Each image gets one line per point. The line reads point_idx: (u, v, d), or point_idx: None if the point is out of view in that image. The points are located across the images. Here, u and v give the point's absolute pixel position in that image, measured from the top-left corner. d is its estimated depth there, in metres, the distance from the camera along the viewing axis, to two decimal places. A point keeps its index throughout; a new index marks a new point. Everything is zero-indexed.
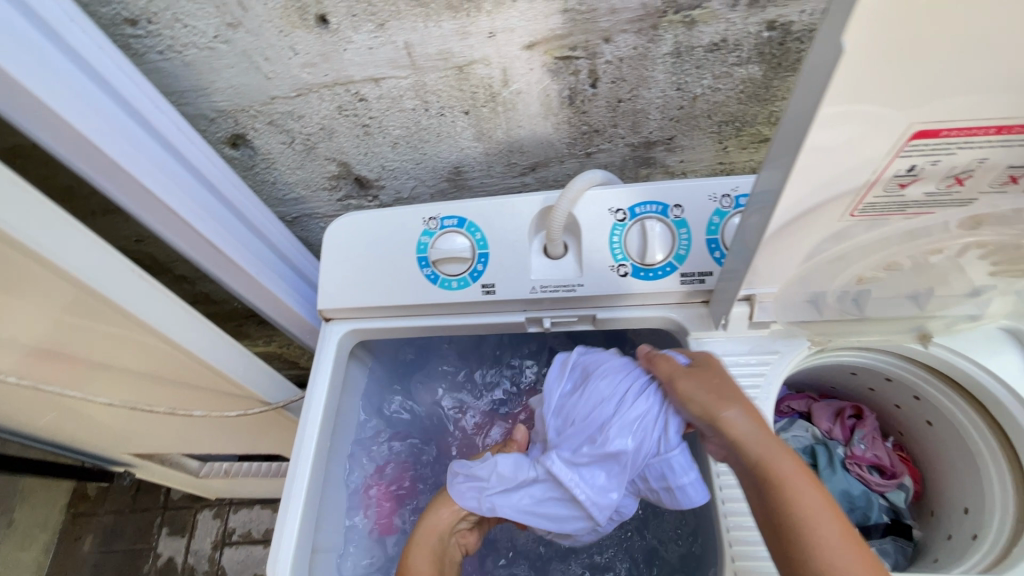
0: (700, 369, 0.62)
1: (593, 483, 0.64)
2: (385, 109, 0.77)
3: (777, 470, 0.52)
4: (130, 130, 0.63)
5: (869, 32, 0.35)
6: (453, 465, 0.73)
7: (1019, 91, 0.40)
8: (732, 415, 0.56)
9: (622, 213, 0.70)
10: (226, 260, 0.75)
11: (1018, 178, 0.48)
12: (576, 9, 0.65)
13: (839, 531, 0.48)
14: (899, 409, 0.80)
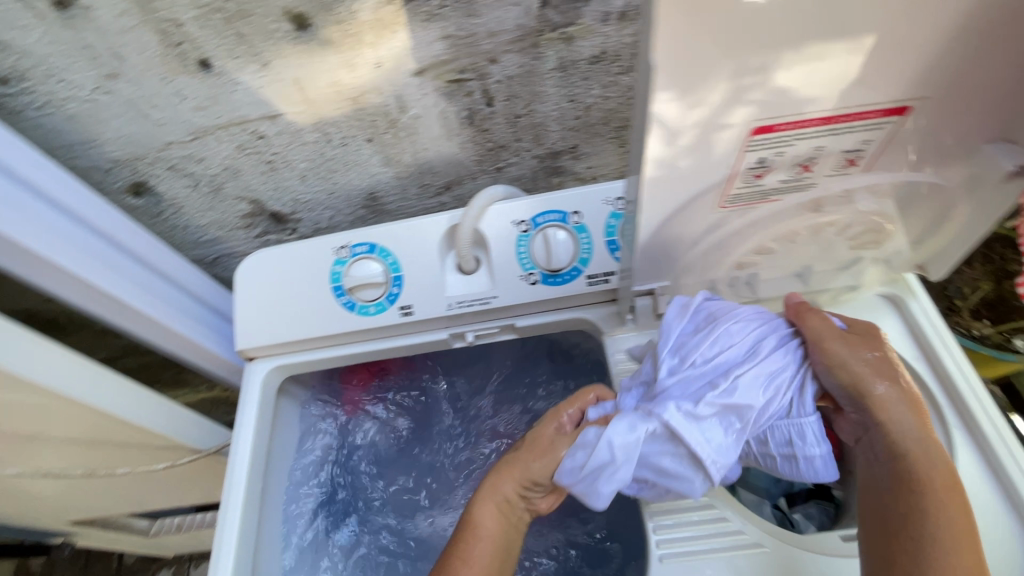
0: (863, 338, 0.61)
1: (713, 441, 0.56)
2: (286, 144, 0.78)
3: (928, 469, 0.54)
4: (9, 190, 0.62)
5: (679, 44, 0.40)
6: (562, 471, 0.62)
7: (826, 85, 0.45)
8: (886, 395, 0.58)
9: (525, 224, 0.72)
10: (132, 310, 0.73)
11: (855, 160, 0.53)
12: (455, 35, 0.67)
13: (959, 537, 0.51)
14: None
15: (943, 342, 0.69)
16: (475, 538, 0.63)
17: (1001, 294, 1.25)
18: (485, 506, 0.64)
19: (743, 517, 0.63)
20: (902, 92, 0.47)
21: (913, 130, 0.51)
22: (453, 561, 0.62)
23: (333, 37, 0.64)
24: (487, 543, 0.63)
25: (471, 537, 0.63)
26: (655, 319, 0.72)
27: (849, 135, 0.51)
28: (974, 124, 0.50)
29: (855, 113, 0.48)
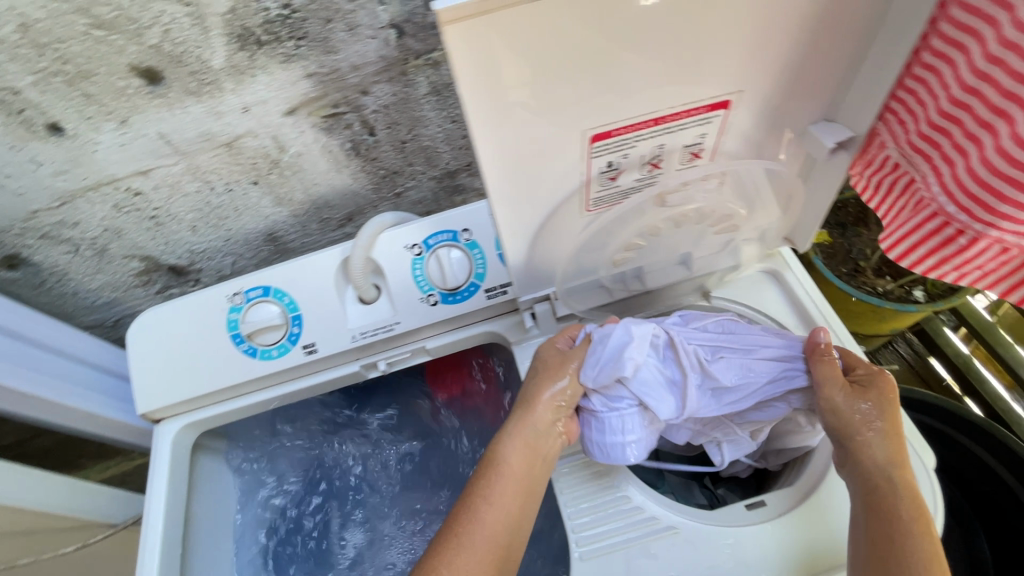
0: (857, 381, 0.62)
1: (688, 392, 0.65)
2: (166, 198, 0.76)
3: (898, 498, 0.56)
4: None
5: (483, 70, 0.43)
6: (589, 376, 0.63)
7: (643, 89, 0.48)
8: (870, 438, 0.59)
9: (418, 247, 0.73)
10: (16, 393, 0.69)
11: (698, 153, 0.57)
12: (318, 72, 0.68)
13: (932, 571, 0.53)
14: None
15: (821, 310, 0.73)
16: (505, 478, 0.61)
17: None
18: (518, 443, 0.63)
19: (656, 503, 0.65)
20: (718, 87, 0.51)
21: (741, 120, 0.55)
22: (475, 498, 0.60)
23: (188, 87, 0.64)
24: (511, 483, 0.61)
25: (494, 473, 0.61)
26: (557, 323, 0.75)
27: (685, 132, 0.54)
28: (793, 107, 0.55)
29: (682, 112, 0.52)
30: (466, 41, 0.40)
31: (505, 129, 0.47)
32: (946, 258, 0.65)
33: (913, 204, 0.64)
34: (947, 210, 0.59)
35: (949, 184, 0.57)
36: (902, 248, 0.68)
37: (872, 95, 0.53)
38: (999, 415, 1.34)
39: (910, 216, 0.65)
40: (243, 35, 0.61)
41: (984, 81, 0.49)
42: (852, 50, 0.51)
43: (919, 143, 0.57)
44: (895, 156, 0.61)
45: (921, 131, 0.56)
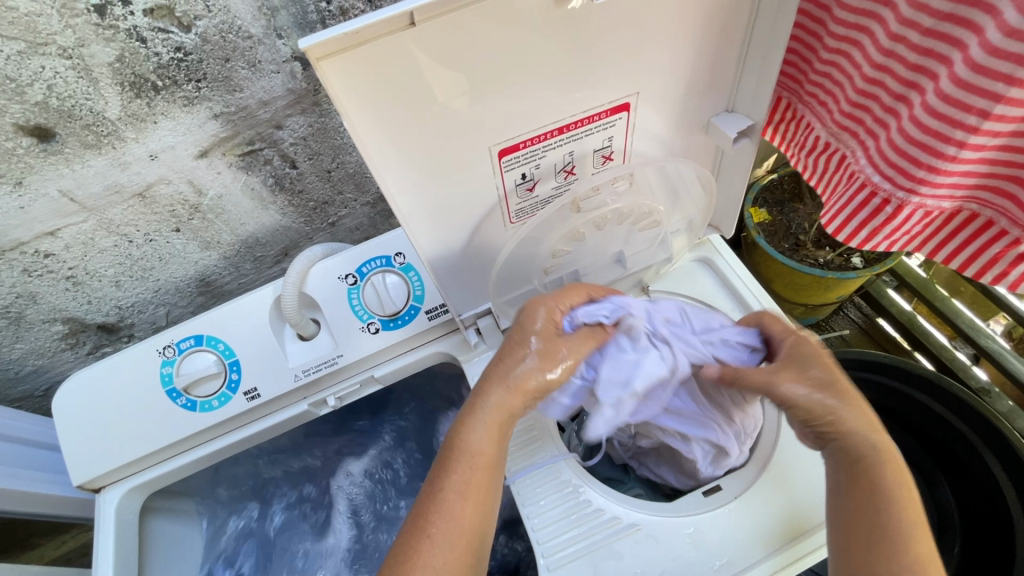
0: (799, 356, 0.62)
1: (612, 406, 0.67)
2: (81, 256, 0.73)
3: (878, 467, 0.55)
4: None
5: (370, 101, 0.43)
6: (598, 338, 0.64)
7: (539, 102, 0.49)
8: (791, 388, 0.60)
9: (352, 276, 0.72)
10: None
11: (610, 155, 0.58)
12: (226, 112, 0.66)
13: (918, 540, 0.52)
14: None
15: (754, 291, 0.75)
16: (470, 464, 0.56)
17: None
18: (479, 423, 0.58)
19: (616, 502, 0.65)
20: (615, 91, 0.52)
21: (645, 119, 0.56)
22: (448, 494, 0.55)
23: (86, 140, 0.61)
24: (474, 468, 0.56)
25: (466, 463, 0.56)
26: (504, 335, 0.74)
27: (592, 137, 0.55)
28: (692, 101, 0.57)
29: (584, 119, 0.53)
30: (346, 75, 0.40)
31: (408, 156, 0.48)
32: (877, 233, 0.67)
33: (846, 178, 0.69)
34: (874, 180, 0.64)
35: (874, 154, 0.63)
36: (840, 219, 0.69)
37: (763, 84, 0.56)
38: (947, 365, 1.40)
39: (843, 190, 0.69)
40: (136, 82, 0.59)
41: (890, 58, 0.56)
42: (737, 44, 0.53)
43: (846, 120, 0.65)
44: (827, 136, 0.69)
45: (846, 108, 0.64)
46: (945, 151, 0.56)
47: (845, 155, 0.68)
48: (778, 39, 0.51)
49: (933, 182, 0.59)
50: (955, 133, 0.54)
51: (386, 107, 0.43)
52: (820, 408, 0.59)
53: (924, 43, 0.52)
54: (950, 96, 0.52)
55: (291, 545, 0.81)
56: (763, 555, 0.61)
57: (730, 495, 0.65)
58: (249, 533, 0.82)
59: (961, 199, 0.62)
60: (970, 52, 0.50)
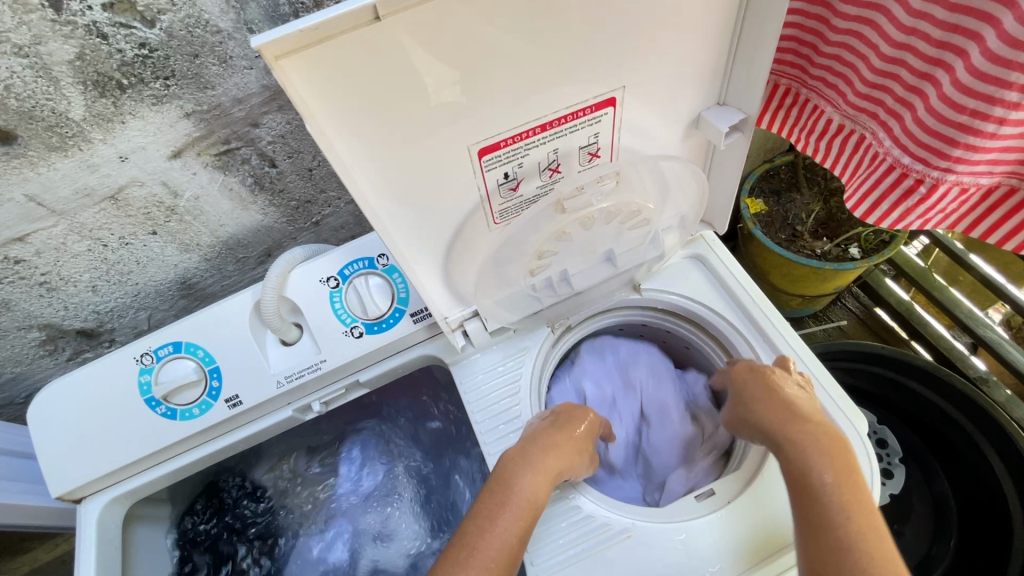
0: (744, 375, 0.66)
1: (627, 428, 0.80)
2: (54, 261, 0.70)
3: (808, 465, 0.56)
4: None
5: (335, 104, 0.40)
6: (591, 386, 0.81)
7: (519, 98, 0.47)
8: (758, 410, 0.62)
9: (334, 279, 0.70)
10: None
11: (596, 153, 0.56)
12: (198, 110, 0.63)
13: (862, 537, 0.50)
14: (665, 343, 0.88)
15: (748, 288, 0.73)
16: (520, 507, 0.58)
17: (831, 211, 1.38)
18: (529, 466, 0.60)
19: (607, 508, 0.64)
20: (599, 86, 0.49)
21: (632, 114, 0.54)
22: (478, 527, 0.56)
23: (50, 143, 0.59)
24: (519, 507, 0.58)
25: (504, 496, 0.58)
26: (492, 337, 0.73)
27: (576, 134, 0.53)
28: (681, 95, 0.54)
29: (568, 115, 0.51)
30: (307, 76, 0.38)
31: (382, 157, 0.46)
32: (908, 214, 0.63)
33: (867, 160, 0.65)
34: (902, 162, 0.60)
35: (899, 135, 0.60)
36: (868, 202, 0.65)
37: (755, 76, 0.53)
38: (945, 355, 1.39)
39: (864, 173, 0.65)
40: (100, 81, 0.56)
41: (912, 35, 0.54)
42: (728, 34, 0.51)
43: (864, 101, 0.62)
44: (841, 119, 0.66)
45: (862, 90, 0.61)
46: (984, 129, 0.53)
47: (863, 137, 0.64)
48: (770, 28, 0.49)
49: (971, 160, 0.56)
50: (994, 110, 0.52)
51: (354, 108, 0.41)
52: (777, 428, 0.60)
53: (950, 18, 0.51)
54: (984, 72, 0.50)
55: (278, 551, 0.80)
56: (756, 560, 0.60)
57: (724, 499, 0.64)
58: None
59: (1001, 175, 0.58)
60: (1004, 26, 0.48)
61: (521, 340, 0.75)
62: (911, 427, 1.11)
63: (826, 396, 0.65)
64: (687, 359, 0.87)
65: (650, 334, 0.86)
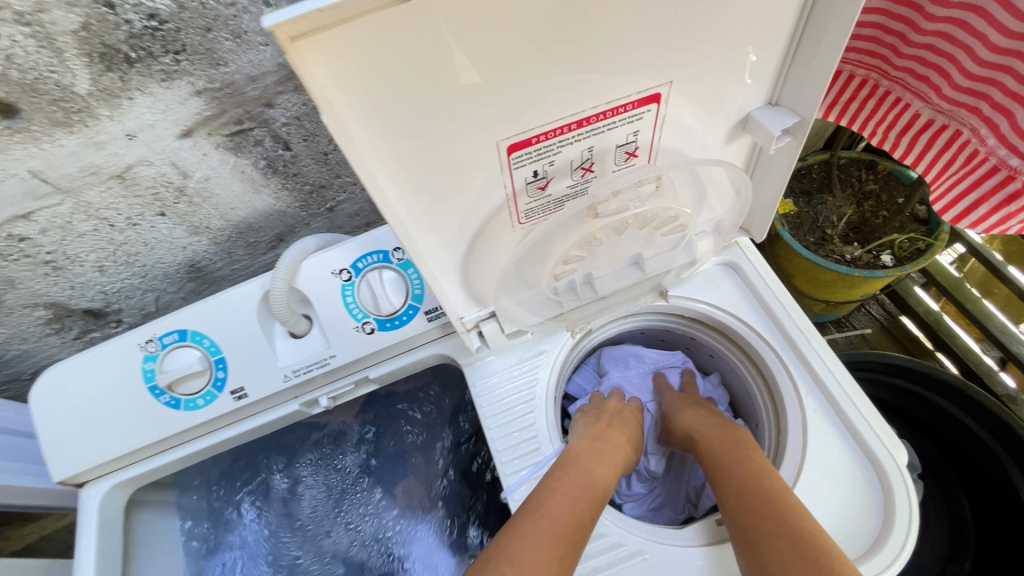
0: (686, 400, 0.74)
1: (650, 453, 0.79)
2: (59, 240, 0.68)
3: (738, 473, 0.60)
4: None
5: (355, 89, 0.37)
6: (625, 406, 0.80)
7: (555, 92, 0.43)
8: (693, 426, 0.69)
9: (346, 272, 0.66)
10: None
11: (633, 152, 0.51)
12: (210, 88, 0.60)
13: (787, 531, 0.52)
14: (688, 349, 0.83)
15: (783, 299, 0.69)
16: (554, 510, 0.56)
17: (864, 215, 1.31)
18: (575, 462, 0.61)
19: (625, 528, 0.61)
20: (643, 80, 0.45)
21: (677, 111, 0.49)
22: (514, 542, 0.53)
23: (54, 118, 0.56)
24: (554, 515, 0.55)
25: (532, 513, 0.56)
26: (508, 339, 0.69)
27: (614, 131, 0.49)
28: (731, 92, 0.50)
29: (607, 111, 0.46)
30: (325, 60, 0.34)
31: (403, 150, 0.42)
32: (1009, 217, 0.60)
33: (961, 159, 0.60)
34: (1008, 163, 0.55)
35: (1007, 134, 0.54)
36: (961, 206, 0.62)
37: (813, 76, 0.48)
38: (973, 370, 1.34)
39: (957, 173, 0.61)
40: (106, 53, 0.53)
41: None
42: (787, 28, 0.46)
43: (963, 96, 0.56)
44: (930, 114, 0.60)
45: (962, 84, 0.55)
46: None
47: (958, 133, 0.59)
48: (836, 26, 0.44)
49: None
50: None
51: (377, 95, 0.37)
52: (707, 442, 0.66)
53: None
54: None
55: (278, 543, 0.78)
56: None
57: None
58: (240, 529, 0.80)
59: None
60: None
61: (538, 344, 0.72)
62: (931, 441, 1.06)
63: (860, 420, 0.61)
64: (710, 367, 0.83)
65: (673, 340, 0.82)
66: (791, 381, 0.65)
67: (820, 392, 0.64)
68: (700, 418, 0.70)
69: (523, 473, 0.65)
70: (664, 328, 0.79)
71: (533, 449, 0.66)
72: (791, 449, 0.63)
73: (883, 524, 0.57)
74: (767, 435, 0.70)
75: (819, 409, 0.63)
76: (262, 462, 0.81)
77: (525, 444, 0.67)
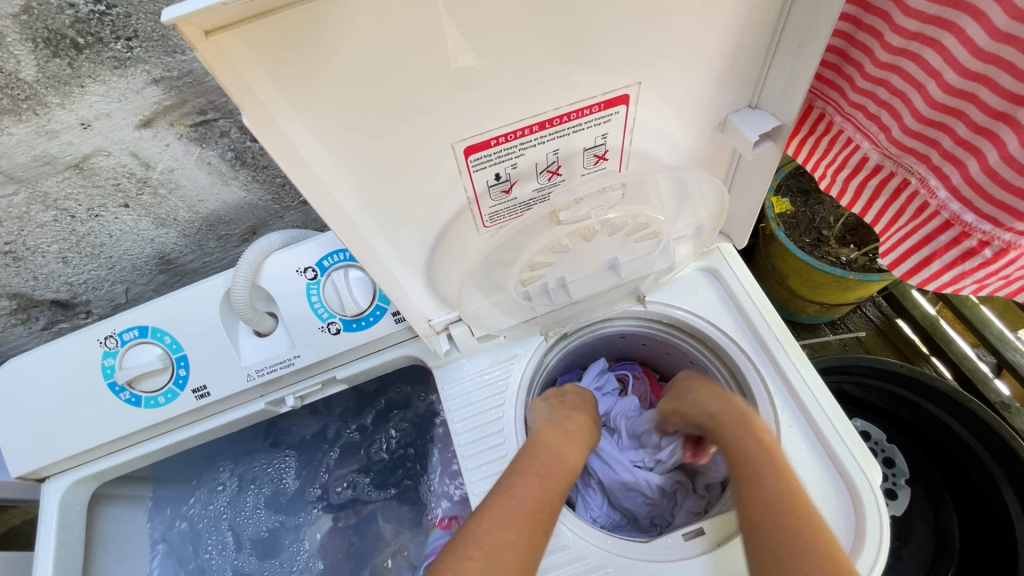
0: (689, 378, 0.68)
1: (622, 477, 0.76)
2: (17, 230, 0.66)
3: (753, 460, 0.55)
4: None
5: (291, 88, 0.34)
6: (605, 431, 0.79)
7: (513, 93, 0.40)
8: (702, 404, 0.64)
9: (312, 270, 0.64)
10: None
11: (603, 155, 0.49)
12: (168, 77, 0.57)
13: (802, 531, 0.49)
14: (670, 355, 0.81)
15: (763, 309, 0.66)
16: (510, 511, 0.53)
17: (861, 217, 1.28)
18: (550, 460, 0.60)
19: (588, 539, 0.60)
20: (609, 79, 0.42)
21: (649, 112, 0.47)
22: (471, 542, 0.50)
23: (1, 105, 0.53)
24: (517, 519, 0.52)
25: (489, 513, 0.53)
26: (478, 342, 0.67)
27: (581, 134, 0.46)
28: (707, 94, 0.47)
29: (571, 112, 0.44)
30: (252, 56, 0.32)
31: (349, 150, 0.40)
32: (964, 276, 0.55)
33: (912, 209, 0.56)
34: (963, 219, 0.51)
35: (959, 185, 0.50)
36: (913, 262, 0.58)
37: (794, 78, 0.45)
38: (966, 376, 1.31)
39: (905, 225, 0.57)
40: (51, 38, 0.50)
41: (992, 64, 0.44)
42: (765, 27, 0.43)
43: (913, 140, 0.52)
44: (878, 158, 0.56)
45: (912, 127, 0.51)
46: None
47: (908, 181, 0.55)
48: (819, 23, 0.41)
49: None
50: None
51: (315, 96, 0.35)
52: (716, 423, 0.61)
53: None
54: None
55: (247, 538, 0.78)
56: None
57: (714, 540, 0.59)
58: (210, 523, 0.79)
59: None
60: None
61: (510, 348, 0.70)
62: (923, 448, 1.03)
63: (837, 439, 0.59)
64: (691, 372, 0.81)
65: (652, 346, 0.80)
66: (767, 395, 0.63)
67: (795, 407, 0.61)
68: (708, 400, 0.63)
69: (488, 479, 0.64)
70: (643, 334, 0.77)
71: (500, 456, 0.65)
72: None
73: (852, 549, 0.55)
74: None
75: (794, 424, 0.61)
76: (230, 458, 0.81)
77: (491, 450, 0.65)
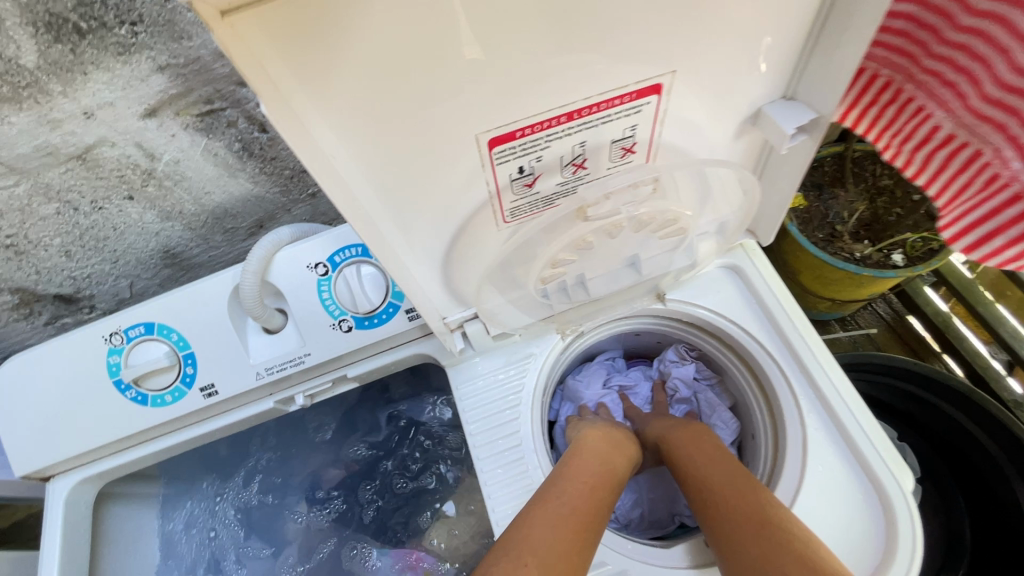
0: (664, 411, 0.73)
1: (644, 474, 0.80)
2: (19, 222, 0.64)
3: (695, 470, 0.59)
4: None
5: (310, 76, 0.32)
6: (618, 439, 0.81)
7: (541, 83, 0.38)
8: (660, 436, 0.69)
9: (323, 266, 0.62)
10: None
11: (631, 148, 0.47)
12: (173, 64, 0.55)
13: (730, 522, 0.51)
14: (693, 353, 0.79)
15: (788, 308, 0.64)
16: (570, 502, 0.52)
17: (876, 211, 1.25)
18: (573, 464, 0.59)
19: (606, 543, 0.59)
20: (642, 68, 0.40)
21: (681, 104, 0.44)
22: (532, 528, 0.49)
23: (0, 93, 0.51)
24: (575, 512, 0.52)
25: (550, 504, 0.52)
26: (494, 340, 0.65)
27: (609, 126, 0.44)
28: (741, 85, 0.45)
29: (600, 103, 0.42)
30: (270, 43, 0.30)
31: (365, 140, 0.37)
32: None
33: (980, 182, 0.51)
34: None
35: None
36: (972, 237, 0.52)
37: (835, 68, 0.43)
38: (979, 373, 1.28)
39: (969, 200, 0.52)
40: (53, 23, 0.48)
41: None
42: (807, 13, 0.41)
43: (990, 109, 0.46)
44: (952, 128, 0.51)
45: (993, 95, 0.45)
46: None
47: (981, 152, 0.49)
48: (865, 10, 0.39)
49: None
50: None
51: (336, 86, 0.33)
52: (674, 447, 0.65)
53: None
54: None
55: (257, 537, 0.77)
56: None
57: None
58: (219, 522, 0.78)
59: None
60: None
61: (527, 346, 0.68)
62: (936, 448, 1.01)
63: (864, 440, 0.57)
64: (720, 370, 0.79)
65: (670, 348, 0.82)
66: (793, 397, 0.61)
67: (822, 407, 0.60)
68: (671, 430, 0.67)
69: (504, 483, 0.62)
70: (662, 331, 0.75)
71: (517, 458, 0.63)
72: (788, 466, 0.59)
73: (883, 553, 0.53)
74: (762, 450, 0.66)
75: (821, 428, 0.59)
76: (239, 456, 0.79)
77: (508, 453, 0.63)
